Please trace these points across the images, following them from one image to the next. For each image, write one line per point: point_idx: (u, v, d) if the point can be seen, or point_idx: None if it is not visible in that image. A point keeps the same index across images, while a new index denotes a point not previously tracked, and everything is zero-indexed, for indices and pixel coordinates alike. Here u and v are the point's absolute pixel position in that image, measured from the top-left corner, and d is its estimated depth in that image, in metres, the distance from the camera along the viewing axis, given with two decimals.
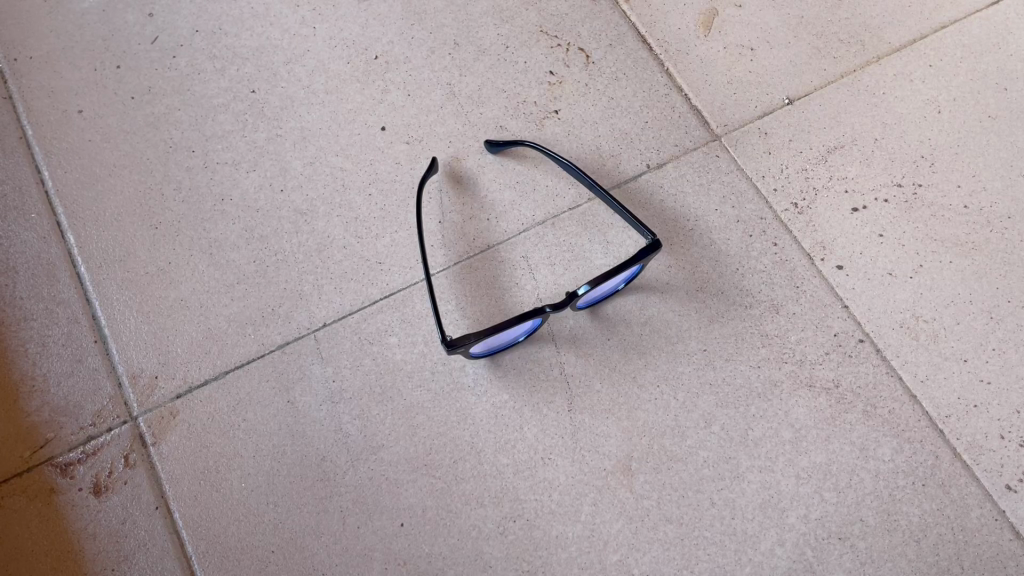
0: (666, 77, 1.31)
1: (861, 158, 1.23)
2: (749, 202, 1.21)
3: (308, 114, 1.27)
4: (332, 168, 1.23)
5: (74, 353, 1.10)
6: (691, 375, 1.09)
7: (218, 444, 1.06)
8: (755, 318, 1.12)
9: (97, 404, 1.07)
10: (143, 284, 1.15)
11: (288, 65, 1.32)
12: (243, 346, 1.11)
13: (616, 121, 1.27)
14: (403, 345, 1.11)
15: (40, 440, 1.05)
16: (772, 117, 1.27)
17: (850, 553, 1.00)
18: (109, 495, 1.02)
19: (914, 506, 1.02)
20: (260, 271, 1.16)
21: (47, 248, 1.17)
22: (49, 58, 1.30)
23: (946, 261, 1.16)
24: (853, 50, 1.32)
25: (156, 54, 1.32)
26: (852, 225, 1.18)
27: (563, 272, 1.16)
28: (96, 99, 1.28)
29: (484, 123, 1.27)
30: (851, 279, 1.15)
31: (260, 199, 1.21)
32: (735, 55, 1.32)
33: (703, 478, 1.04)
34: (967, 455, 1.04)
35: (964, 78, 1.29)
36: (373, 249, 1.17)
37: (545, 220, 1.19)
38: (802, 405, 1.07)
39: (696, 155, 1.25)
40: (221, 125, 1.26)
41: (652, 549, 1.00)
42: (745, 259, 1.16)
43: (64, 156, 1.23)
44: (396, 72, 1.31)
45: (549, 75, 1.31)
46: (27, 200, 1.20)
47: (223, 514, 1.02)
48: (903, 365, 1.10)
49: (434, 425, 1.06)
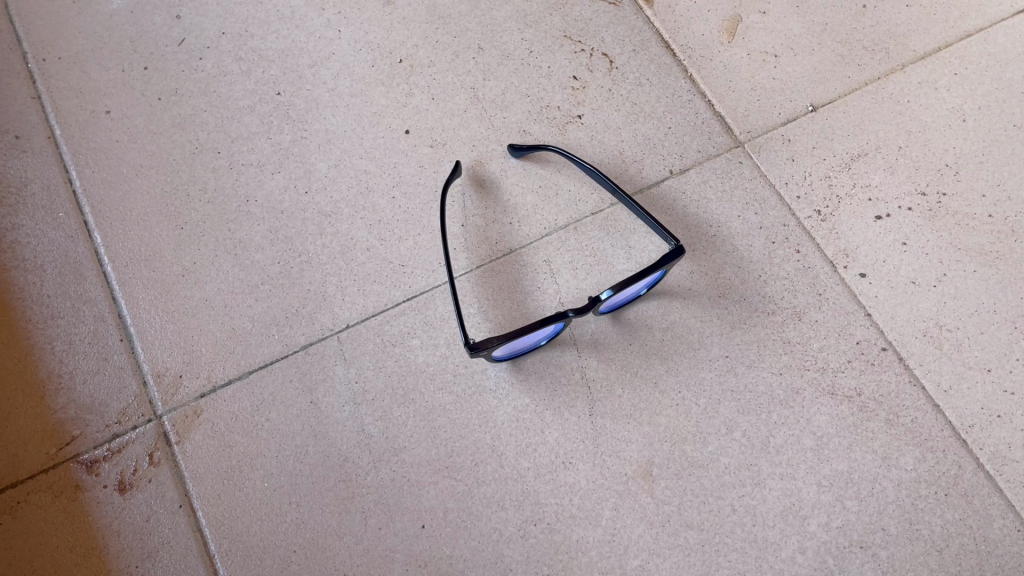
0: (689, 83, 1.31)
1: (885, 166, 1.23)
2: (772, 209, 1.21)
3: (332, 116, 1.28)
4: (356, 171, 1.24)
5: (100, 352, 1.11)
6: (713, 381, 1.09)
7: (241, 443, 1.06)
8: (777, 325, 1.12)
9: (122, 402, 1.08)
10: (168, 284, 1.16)
11: (313, 68, 1.32)
12: (268, 346, 1.12)
13: (639, 126, 1.28)
14: (425, 348, 1.11)
15: (66, 437, 1.06)
16: (796, 124, 1.27)
17: (871, 562, 1.00)
18: (133, 493, 1.03)
19: (937, 515, 1.02)
20: (284, 272, 1.17)
21: (75, 246, 1.18)
22: (78, 59, 1.32)
23: (970, 269, 1.15)
24: (878, 58, 1.32)
25: (183, 56, 1.33)
26: (875, 233, 1.18)
27: (585, 277, 1.16)
28: (124, 100, 1.29)
29: (507, 127, 1.27)
30: (874, 287, 1.15)
31: (285, 201, 1.22)
32: (758, 62, 1.32)
33: (725, 484, 1.04)
34: (991, 465, 1.04)
35: (989, 87, 1.28)
36: (396, 252, 1.18)
37: (568, 224, 1.19)
38: (824, 412, 1.07)
39: (719, 161, 1.25)
40: (247, 127, 1.27)
41: (672, 555, 1.00)
42: (768, 266, 1.16)
43: (92, 156, 1.24)
44: (420, 75, 1.31)
45: (572, 80, 1.31)
46: (55, 199, 1.21)
47: (246, 513, 1.03)
48: (926, 374, 1.09)
49: (456, 427, 1.07)
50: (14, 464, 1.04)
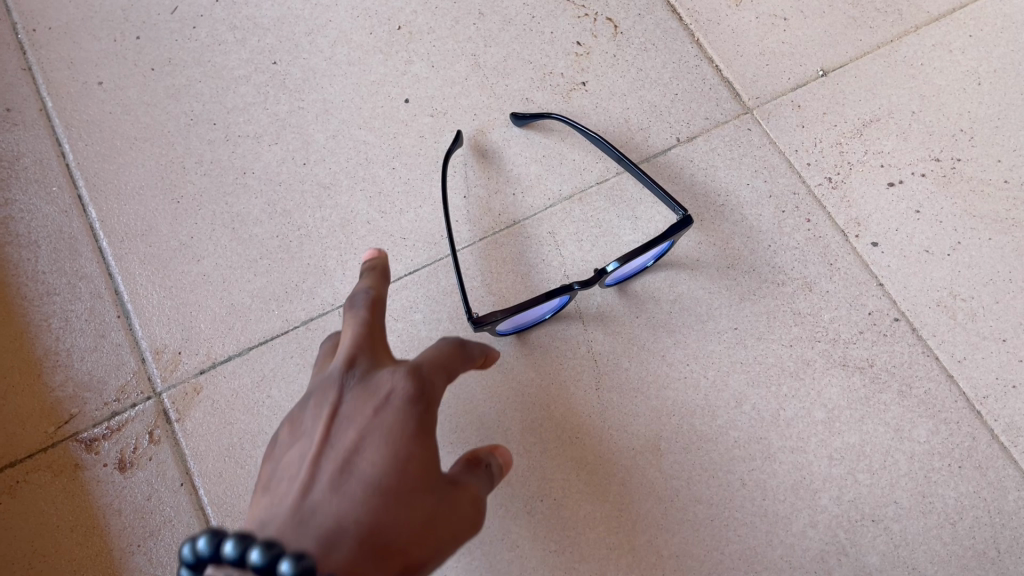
0: (696, 48, 1.28)
1: (898, 131, 1.20)
2: (782, 176, 1.18)
3: (330, 85, 1.25)
4: (356, 141, 1.21)
5: (97, 328, 1.09)
6: (722, 354, 1.07)
7: (243, 420, 1.05)
8: (788, 296, 1.10)
9: (121, 379, 1.06)
10: (166, 259, 1.13)
11: (310, 36, 1.29)
12: (268, 322, 1.10)
13: (644, 93, 1.24)
14: (428, 322, 1.09)
15: (64, 416, 1.04)
16: (806, 89, 1.23)
17: (884, 535, 0.98)
18: (133, 471, 1.02)
19: (951, 488, 1.00)
20: (283, 246, 1.14)
21: (69, 221, 1.15)
22: (68, 29, 1.28)
23: (985, 237, 1.12)
24: (891, 20, 1.28)
25: (176, 25, 1.29)
26: (888, 201, 1.15)
27: (591, 248, 1.13)
28: (117, 71, 1.26)
29: (510, 95, 1.24)
30: (887, 256, 1.12)
31: (283, 173, 1.19)
32: (768, 25, 1.29)
33: (735, 458, 1.02)
34: (1005, 437, 1.02)
35: (1006, 49, 1.25)
36: (397, 224, 1.15)
37: (573, 194, 1.17)
38: (836, 384, 1.05)
39: (727, 128, 1.21)
40: (243, 97, 1.24)
41: (681, 530, 0.99)
42: (778, 236, 1.14)
43: (85, 129, 1.22)
44: (420, 42, 1.28)
45: (576, 45, 1.28)
46: (48, 173, 1.18)
47: (248, 491, 1.01)
48: (939, 345, 1.07)
49: (460, 403, 1.05)
50: (12, 443, 1.02)
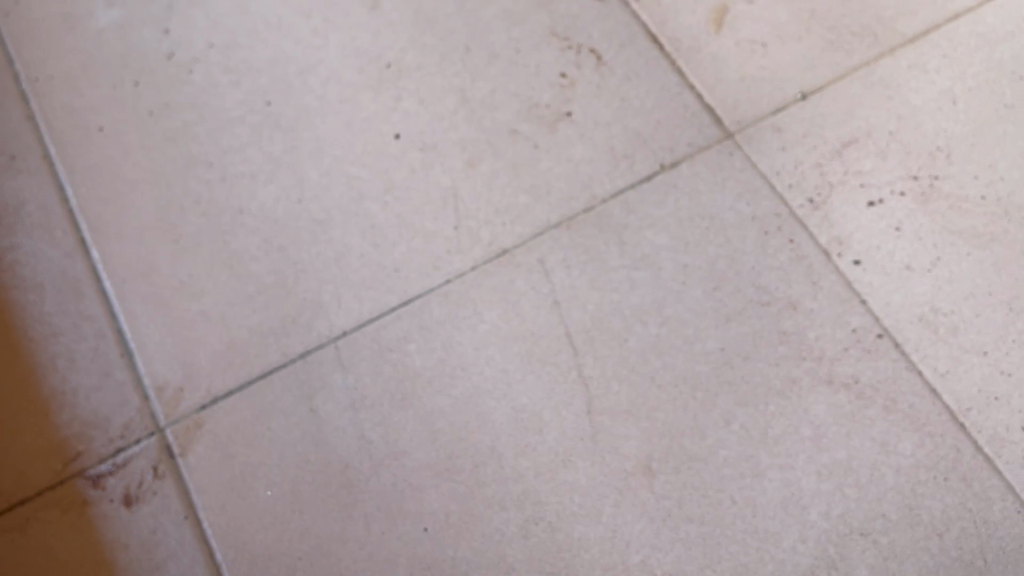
0: (677, 75, 1.31)
1: (876, 151, 1.23)
2: (765, 199, 1.21)
3: (323, 124, 1.29)
4: (348, 178, 1.24)
5: (102, 367, 1.12)
6: (710, 375, 1.09)
7: (244, 453, 1.07)
8: (773, 316, 1.13)
9: (125, 416, 1.09)
10: (166, 297, 1.17)
11: (302, 75, 1.33)
12: (266, 355, 1.12)
13: (628, 121, 1.28)
14: (422, 351, 1.12)
15: (71, 453, 1.07)
16: (786, 113, 1.27)
17: (872, 549, 1.00)
18: (139, 506, 1.05)
19: (936, 500, 1.02)
20: (280, 281, 1.17)
21: (73, 264, 1.19)
22: (69, 77, 1.33)
23: (964, 252, 1.15)
24: (867, 42, 1.31)
25: (172, 69, 1.34)
26: (868, 220, 1.18)
27: (579, 274, 1.16)
28: (116, 115, 1.30)
29: (497, 127, 1.27)
30: (868, 274, 1.15)
31: (278, 210, 1.22)
32: (747, 51, 1.32)
33: (724, 476, 1.04)
34: (989, 448, 1.04)
35: (980, 67, 1.28)
36: (390, 256, 1.18)
37: (561, 222, 1.20)
38: (822, 401, 1.07)
39: (710, 153, 1.24)
40: (238, 137, 1.28)
41: (673, 549, 1.01)
42: (761, 257, 1.17)
43: (87, 174, 1.25)
44: (409, 79, 1.32)
45: (561, 77, 1.31)
46: (52, 218, 1.22)
47: (250, 523, 1.04)
48: (923, 359, 1.09)
49: (455, 430, 1.08)
50: (22, 481, 1.05)
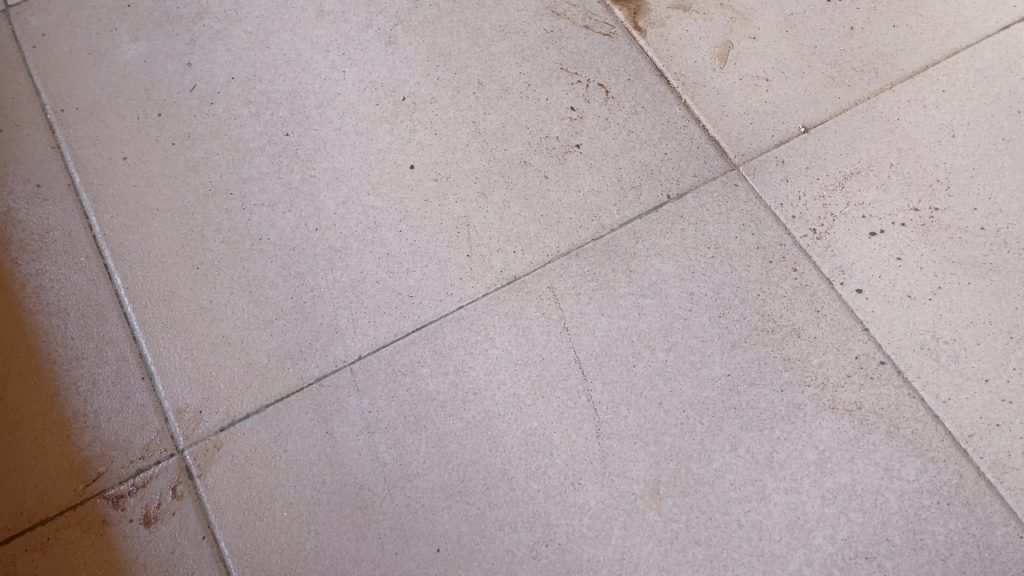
0: (683, 109, 1.35)
1: (877, 183, 1.26)
2: (769, 229, 1.24)
3: (340, 155, 1.33)
4: (364, 207, 1.28)
5: (123, 390, 1.15)
6: (716, 400, 1.12)
7: (261, 474, 1.10)
8: (777, 342, 1.15)
9: (146, 438, 1.12)
10: (187, 322, 1.20)
11: (320, 108, 1.38)
12: (283, 379, 1.15)
13: (636, 153, 1.31)
14: (435, 375, 1.15)
15: (92, 474, 1.10)
16: (789, 145, 1.30)
17: (877, 572, 1.01)
18: (157, 526, 1.07)
19: (940, 525, 1.03)
20: (298, 307, 1.21)
21: (96, 289, 1.23)
22: (95, 108, 1.38)
23: (965, 282, 1.18)
24: (867, 78, 1.36)
25: (195, 101, 1.38)
26: (870, 250, 1.21)
27: (588, 301, 1.19)
28: (139, 145, 1.34)
29: (509, 158, 1.31)
30: (871, 302, 1.18)
31: (297, 238, 1.26)
32: (750, 86, 1.37)
33: (731, 500, 1.06)
34: (991, 473, 1.06)
35: (977, 102, 1.32)
36: (405, 283, 1.22)
37: (570, 251, 1.23)
38: (826, 426, 1.10)
39: (715, 185, 1.28)
40: (258, 167, 1.32)
41: (681, 571, 1.02)
42: (766, 285, 1.20)
43: (111, 202, 1.29)
44: (423, 111, 1.36)
45: (570, 111, 1.35)
46: (76, 244, 1.26)
47: (267, 543, 1.06)
48: (924, 386, 1.12)
49: (467, 453, 1.10)
50: (44, 501, 1.08)
